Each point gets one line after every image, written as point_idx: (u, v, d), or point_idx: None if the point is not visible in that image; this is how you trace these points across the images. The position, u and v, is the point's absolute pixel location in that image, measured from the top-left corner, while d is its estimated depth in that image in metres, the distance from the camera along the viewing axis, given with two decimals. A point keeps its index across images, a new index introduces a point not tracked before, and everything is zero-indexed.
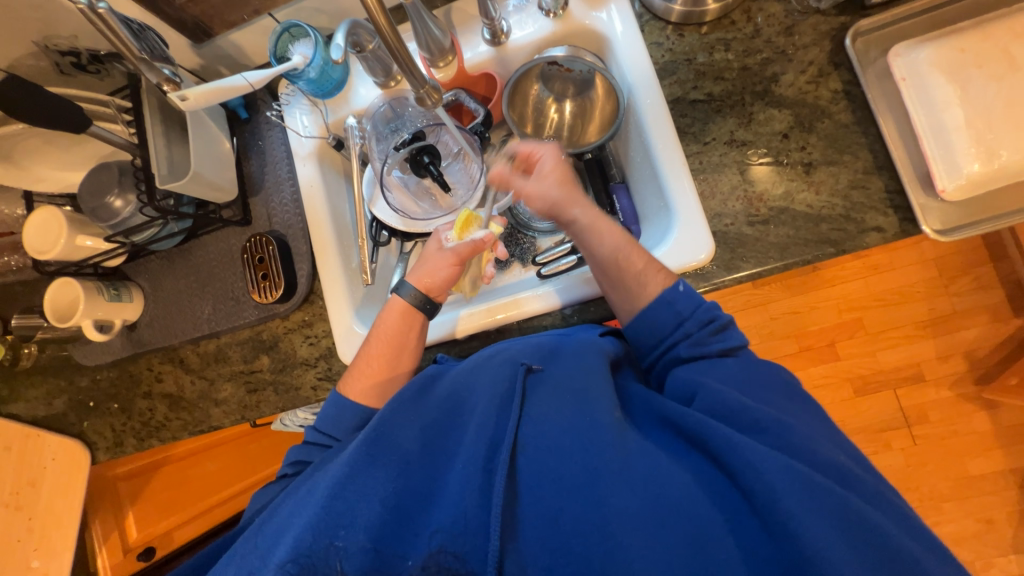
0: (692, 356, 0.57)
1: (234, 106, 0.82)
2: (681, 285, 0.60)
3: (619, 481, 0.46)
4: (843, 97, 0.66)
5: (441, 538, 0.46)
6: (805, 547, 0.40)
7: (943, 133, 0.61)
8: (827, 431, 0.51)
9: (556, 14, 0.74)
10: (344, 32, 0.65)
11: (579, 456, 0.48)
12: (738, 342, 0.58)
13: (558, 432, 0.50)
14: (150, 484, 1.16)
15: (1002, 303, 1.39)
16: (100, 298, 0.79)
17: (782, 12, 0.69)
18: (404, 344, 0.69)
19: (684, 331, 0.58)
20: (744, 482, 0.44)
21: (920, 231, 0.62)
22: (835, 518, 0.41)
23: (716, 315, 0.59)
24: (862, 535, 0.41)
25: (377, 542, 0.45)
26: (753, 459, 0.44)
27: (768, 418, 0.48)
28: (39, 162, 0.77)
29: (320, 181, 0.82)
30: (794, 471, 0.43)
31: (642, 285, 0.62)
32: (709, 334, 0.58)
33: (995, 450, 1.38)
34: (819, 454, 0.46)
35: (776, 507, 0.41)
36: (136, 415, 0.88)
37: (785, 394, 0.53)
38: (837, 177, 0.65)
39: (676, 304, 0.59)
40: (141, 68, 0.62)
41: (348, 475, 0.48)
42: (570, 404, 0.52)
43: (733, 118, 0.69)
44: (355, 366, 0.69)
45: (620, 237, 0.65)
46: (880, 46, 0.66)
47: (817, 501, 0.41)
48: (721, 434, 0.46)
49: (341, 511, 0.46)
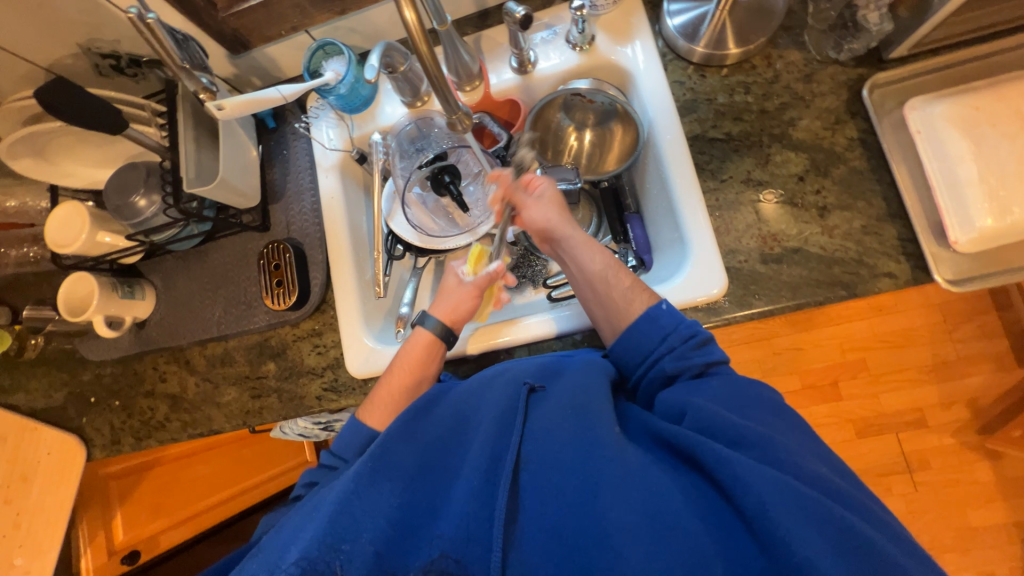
0: (677, 372, 0.57)
1: (263, 115, 0.84)
2: (665, 302, 0.60)
3: (617, 495, 0.45)
4: (858, 145, 0.68)
5: (445, 544, 0.45)
6: (800, 560, 0.38)
7: (957, 186, 0.61)
8: (807, 442, 0.50)
9: (582, 48, 0.77)
10: (378, 54, 0.69)
11: (576, 470, 0.47)
12: (722, 357, 0.57)
13: (558, 447, 0.49)
14: (140, 485, 1.12)
15: (1005, 352, 1.39)
16: (113, 294, 0.80)
17: (801, 60, 0.72)
18: (425, 374, 0.69)
19: (668, 345, 0.58)
20: (737, 495, 0.43)
21: (932, 280, 0.63)
22: (823, 526, 0.40)
23: (697, 330, 0.58)
24: (856, 550, 0.39)
25: (378, 552, 0.44)
26: (742, 471, 0.43)
27: (754, 434, 0.47)
28: (68, 158, 0.78)
29: (341, 193, 0.83)
30: (783, 482, 0.42)
31: (627, 303, 0.63)
32: (693, 348, 0.57)
33: (998, 502, 1.36)
34: (802, 466, 0.45)
35: (764, 516, 0.40)
36: (136, 414, 0.87)
37: (768, 409, 0.53)
38: (851, 221, 0.67)
39: (660, 321, 0.59)
40: (180, 76, 0.63)
41: (352, 491, 0.47)
42: (569, 419, 0.52)
43: (750, 158, 0.71)
44: (374, 395, 0.68)
45: (610, 257, 0.66)
46: (896, 99, 0.68)
47: (808, 514, 0.40)
48: (712, 448, 0.46)
49: (345, 528, 0.44)
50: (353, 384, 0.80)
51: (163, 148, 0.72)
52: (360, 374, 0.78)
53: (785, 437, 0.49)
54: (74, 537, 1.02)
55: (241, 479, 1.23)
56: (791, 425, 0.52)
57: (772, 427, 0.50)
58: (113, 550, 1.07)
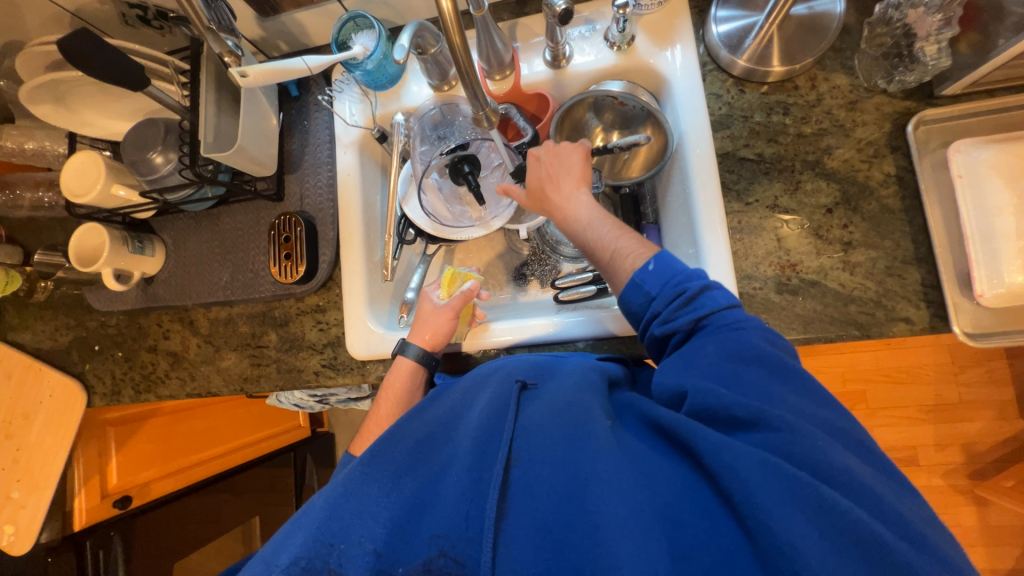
0: (668, 336, 0.52)
1: (286, 83, 0.82)
2: (652, 263, 0.54)
3: (608, 491, 0.40)
4: (894, 182, 0.66)
5: (442, 540, 0.42)
6: (792, 556, 0.34)
7: (991, 238, 0.59)
8: (829, 418, 0.43)
9: (620, 48, 0.74)
10: (409, 34, 0.66)
11: (566, 467, 0.43)
12: (717, 308, 0.50)
13: (548, 441, 0.45)
14: (137, 433, 1.12)
15: (1010, 401, 1.36)
16: (124, 249, 0.80)
17: (848, 85, 0.69)
18: (411, 403, 0.70)
19: (654, 310, 0.52)
20: (725, 485, 0.38)
21: (950, 330, 0.62)
22: (813, 512, 0.36)
23: (686, 286, 0.51)
24: (857, 546, 0.35)
25: (378, 552, 0.41)
26: (732, 459, 0.38)
27: (753, 410, 0.41)
28: (88, 107, 0.77)
29: (358, 171, 0.82)
30: (773, 467, 0.37)
31: (615, 271, 0.59)
32: (679, 308, 0.51)
33: (977, 547, 1.37)
34: (807, 445, 0.39)
35: (751, 506, 0.36)
36: (138, 367, 0.88)
37: (776, 371, 0.45)
38: (875, 261, 0.65)
39: (645, 285, 0.53)
40: (206, 36, 0.62)
41: (342, 495, 0.45)
42: (558, 413, 0.47)
43: (779, 183, 0.69)
44: (366, 428, 0.70)
45: (593, 227, 0.63)
46: (941, 138, 0.65)
47: (797, 502, 0.36)
48: (702, 432, 0.41)
49: (336, 530, 0.42)
50: (352, 363, 0.80)
51: (184, 108, 0.72)
52: (360, 356, 0.78)
53: (790, 412, 0.42)
54: (70, 473, 0.98)
55: (231, 437, 1.32)
56: (802, 391, 0.44)
57: (779, 402, 0.42)
58: (106, 493, 1.04)
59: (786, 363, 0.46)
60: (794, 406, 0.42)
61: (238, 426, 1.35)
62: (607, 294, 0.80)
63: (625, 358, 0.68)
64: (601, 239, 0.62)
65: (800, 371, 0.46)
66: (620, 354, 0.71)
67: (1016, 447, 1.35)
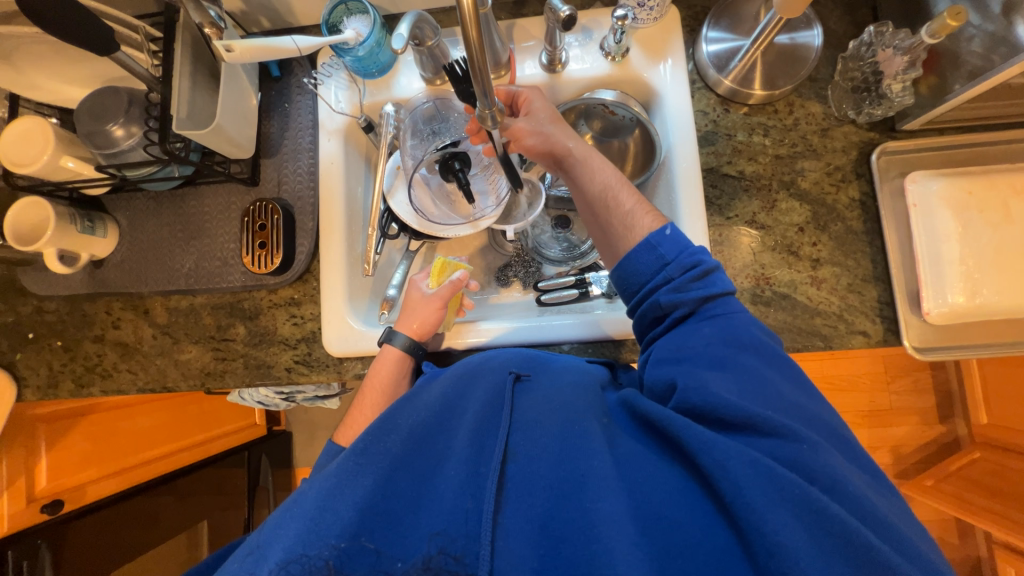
0: (672, 307, 0.53)
1: (268, 61, 0.78)
2: (669, 228, 0.56)
3: (607, 490, 0.41)
4: (858, 206, 0.71)
5: (441, 538, 0.40)
6: (780, 556, 0.35)
7: (939, 263, 0.66)
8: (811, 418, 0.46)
9: (614, 58, 0.75)
10: (410, 24, 0.62)
11: (565, 463, 0.43)
12: (725, 289, 0.52)
13: (547, 437, 0.46)
14: (71, 431, 1.00)
15: (932, 409, 1.51)
16: (71, 228, 0.72)
17: (821, 113, 0.74)
18: (395, 393, 0.68)
19: (666, 276, 0.53)
20: (718, 484, 0.39)
21: (900, 343, 0.68)
22: (801, 512, 0.37)
23: (700, 260, 0.53)
24: (844, 544, 0.37)
25: (378, 551, 0.40)
26: (723, 458, 0.39)
27: (745, 412, 0.43)
28: (37, 69, 0.70)
29: (342, 159, 0.79)
30: (763, 468, 0.39)
31: (629, 228, 0.59)
32: (692, 281, 0.52)
33: None
34: (796, 451, 0.41)
35: (743, 505, 0.37)
36: (81, 358, 0.80)
37: (758, 353, 0.49)
38: (839, 277, 0.70)
39: (660, 248, 0.55)
40: (187, 5, 0.59)
41: (336, 487, 0.42)
42: (555, 409, 0.49)
43: (757, 201, 0.73)
44: (350, 416, 0.68)
45: (612, 174, 0.64)
46: (899, 168, 0.71)
47: (787, 502, 0.37)
48: (694, 430, 0.42)
49: (329, 525, 0.40)
50: (327, 360, 0.77)
51: (153, 79, 0.66)
52: (337, 352, 0.75)
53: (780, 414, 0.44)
54: None
55: (180, 435, 1.24)
56: (792, 389, 0.48)
57: (769, 404, 0.45)
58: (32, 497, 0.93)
59: (767, 347, 0.49)
60: (782, 401, 0.45)
61: (187, 425, 1.26)
62: (588, 298, 0.81)
63: (610, 363, 0.69)
64: (611, 194, 0.62)
65: (778, 353, 0.50)
66: (606, 358, 0.73)
67: (934, 450, 1.51)
